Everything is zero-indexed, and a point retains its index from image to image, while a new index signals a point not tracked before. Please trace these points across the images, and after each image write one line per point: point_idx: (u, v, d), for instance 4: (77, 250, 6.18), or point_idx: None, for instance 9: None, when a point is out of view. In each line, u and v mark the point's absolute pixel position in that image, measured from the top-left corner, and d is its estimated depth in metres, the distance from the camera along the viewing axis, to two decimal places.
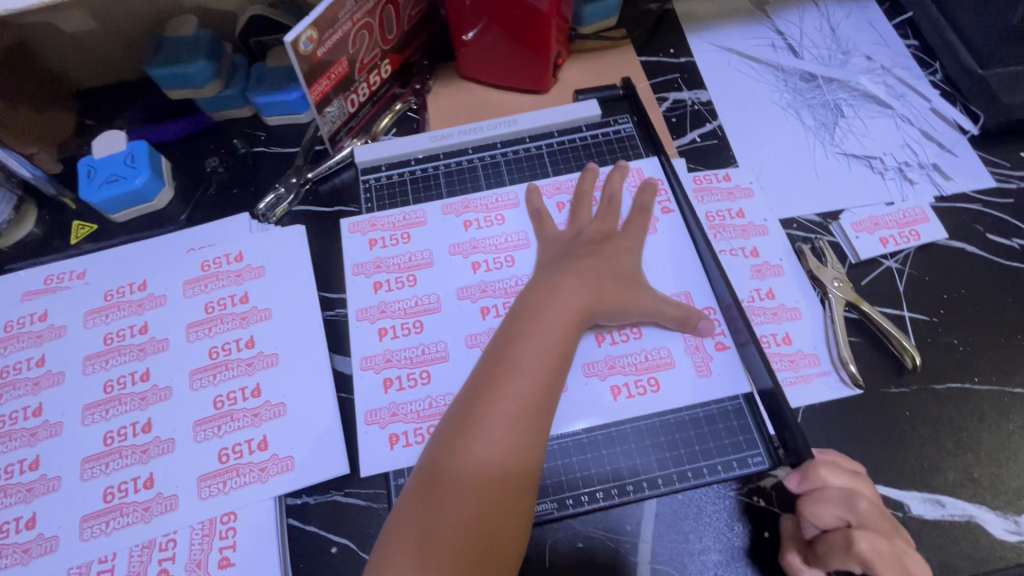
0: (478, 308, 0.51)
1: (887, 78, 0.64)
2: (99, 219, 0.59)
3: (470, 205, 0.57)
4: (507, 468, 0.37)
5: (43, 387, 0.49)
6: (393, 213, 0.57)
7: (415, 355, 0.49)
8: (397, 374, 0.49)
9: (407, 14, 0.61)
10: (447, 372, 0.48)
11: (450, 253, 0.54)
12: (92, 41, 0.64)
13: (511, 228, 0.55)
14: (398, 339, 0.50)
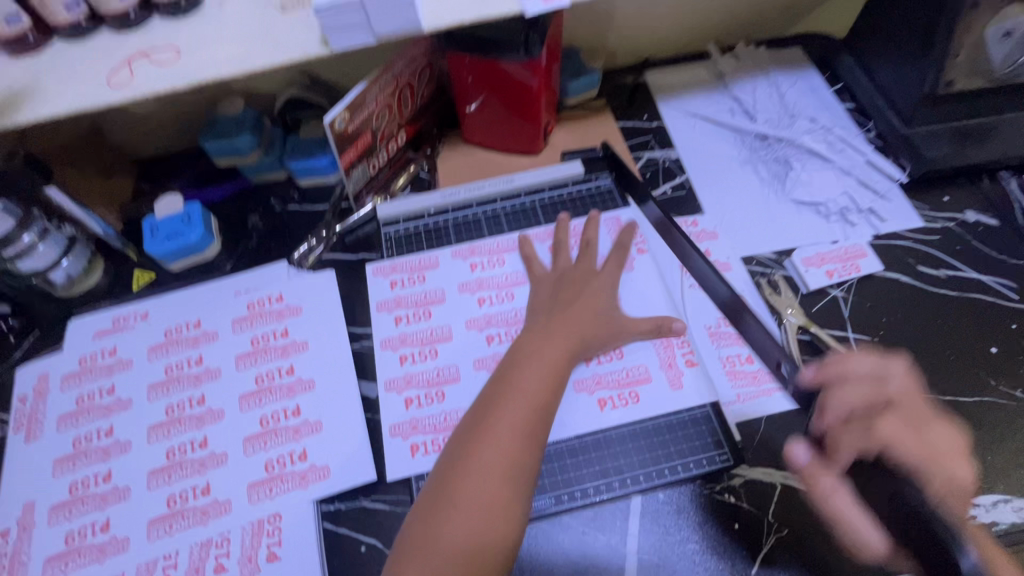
0: (484, 336, 0.60)
1: (829, 136, 0.75)
2: (157, 269, 0.69)
3: (475, 250, 0.66)
4: (489, 512, 0.43)
5: (114, 412, 0.57)
6: (410, 259, 0.66)
7: (430, 377, 0.58)
8: (416, 395, 0.57)
9: (420, 93, 0.73)
10: (458, 392, 0.57)
11: (459, 291, 0.63)
12: (153, 119, 0.76)
13: (510, 269, 0.65)
14: (416, 364, 0.59)
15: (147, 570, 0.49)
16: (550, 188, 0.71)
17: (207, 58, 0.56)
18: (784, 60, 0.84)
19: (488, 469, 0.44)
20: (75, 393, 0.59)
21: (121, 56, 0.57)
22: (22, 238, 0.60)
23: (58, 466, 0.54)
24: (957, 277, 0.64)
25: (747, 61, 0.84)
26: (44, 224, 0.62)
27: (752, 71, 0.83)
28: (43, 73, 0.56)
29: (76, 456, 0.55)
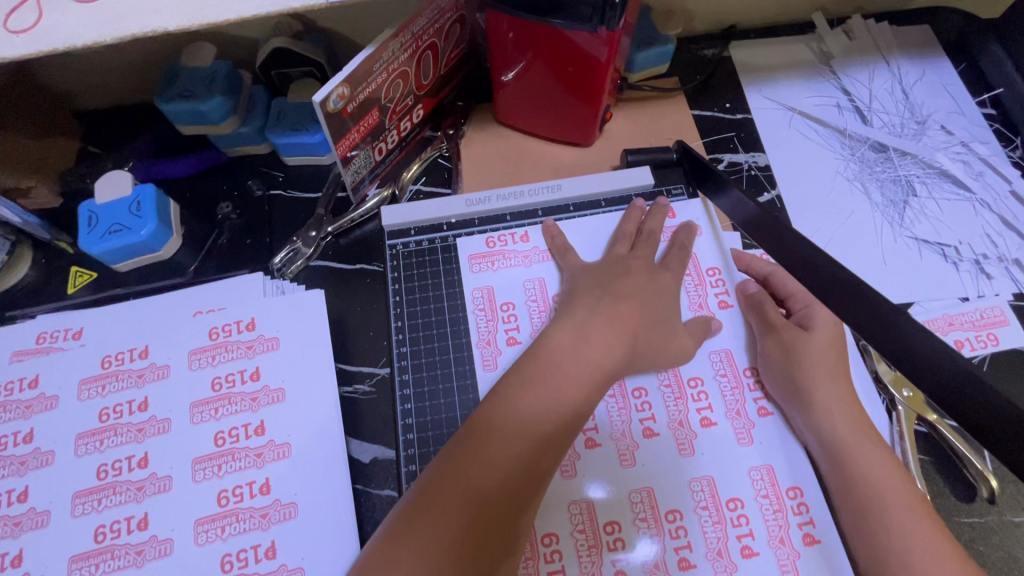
0: (524, 278, 0.52)
1: (967, 155, 0.58)
2: (100, 267, 0.54)
3: (504, 252, 0.53)
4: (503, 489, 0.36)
5: (30, 469, 0.44)
6: (423, 290, 0.52)
7: (505, 262, 0.52)
8: (491, 304, 0.51)
9: (446, 58, 0.55)
10: (529, 310, 0.50)
11: (481, 257, 0.52)
12: (99, 65, 0.59)
13: (534, 245, 0.53)
14: (502, 266, 0.52)
15: None
16: (608, 202, 0.55)
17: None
18: (911, 42, 0.65)
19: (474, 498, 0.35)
20: None
21: None
22: None
23: None
24: None
25: (863, 40, 0.65)
26: None
27: (869, 54, 0.65)
28: None
29: None
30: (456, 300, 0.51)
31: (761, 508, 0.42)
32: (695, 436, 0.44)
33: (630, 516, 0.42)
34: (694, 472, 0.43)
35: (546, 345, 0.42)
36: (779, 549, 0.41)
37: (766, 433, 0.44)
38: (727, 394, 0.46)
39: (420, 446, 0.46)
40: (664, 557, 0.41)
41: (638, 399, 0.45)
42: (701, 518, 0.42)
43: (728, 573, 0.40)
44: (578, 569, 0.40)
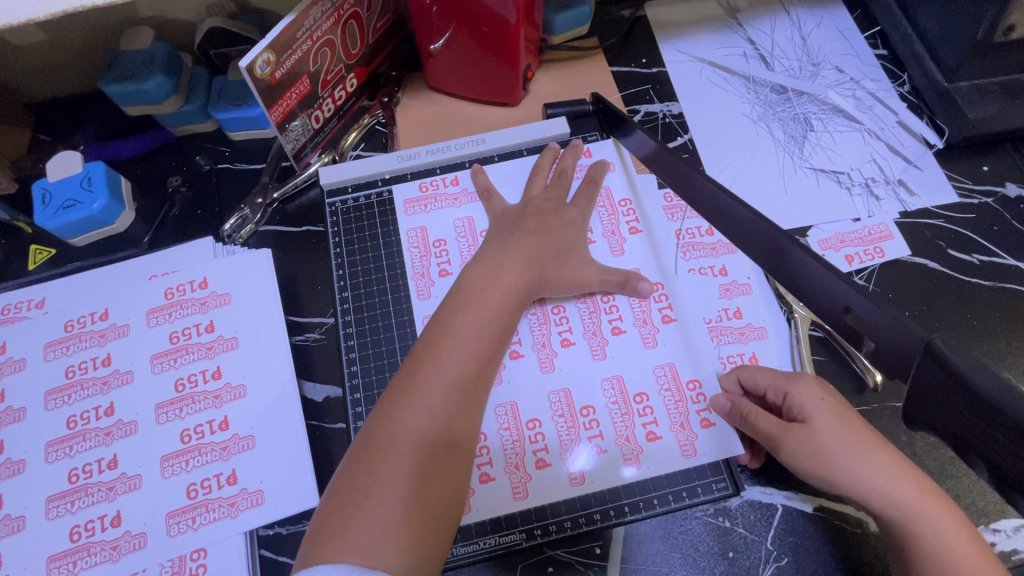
0: (453, 218, 0.56)
1: (857, 91, 0.64)
2: (58, 243, 0.58)
3: (433, 198, 0.57)
4: (452, 408, 0.40)
5: (3, 425, 0.48)
6: (361, 239, 0.56)
7: (436, 204, 0.57)
8: (424, 246, 0.55)
9: (372, 28, 0.59)
10: (458, 247, 0.55)
11: (411, 204, 0.57)
12: (46, 55, 0.62)
13: (463, 187, 0.58)
14: (432, 209, 0.57)
15: None
16: (529, 151, 0.60)
17: None
18: None
19: (430, 418, 0.39)
20: None
21: None
22: None
23: None
24: (991, 263, 0.56)
25: None
26: None
27: (771, 6, 0.70)
28: None
29: None
30: (393, 243, 0.56)
31: (664, 399, 0.48)
32: (607, 343, 0.50)
33: (549, 413, 0.48)
34: (605, 373, 0.49)
35: (468, 276, 0.47)
36: (679, 432, 0.47)
37: (667, 337, 0.51)
38: (636, 306, 0.52)
39: (366, 379, 0.51)
40: (579, 444, 0.47)
41: (557, 316, 0.51)
42: (612, 411, 0.48)
43: (636, 452, 0.46)
44: (502, 458, 0.46)
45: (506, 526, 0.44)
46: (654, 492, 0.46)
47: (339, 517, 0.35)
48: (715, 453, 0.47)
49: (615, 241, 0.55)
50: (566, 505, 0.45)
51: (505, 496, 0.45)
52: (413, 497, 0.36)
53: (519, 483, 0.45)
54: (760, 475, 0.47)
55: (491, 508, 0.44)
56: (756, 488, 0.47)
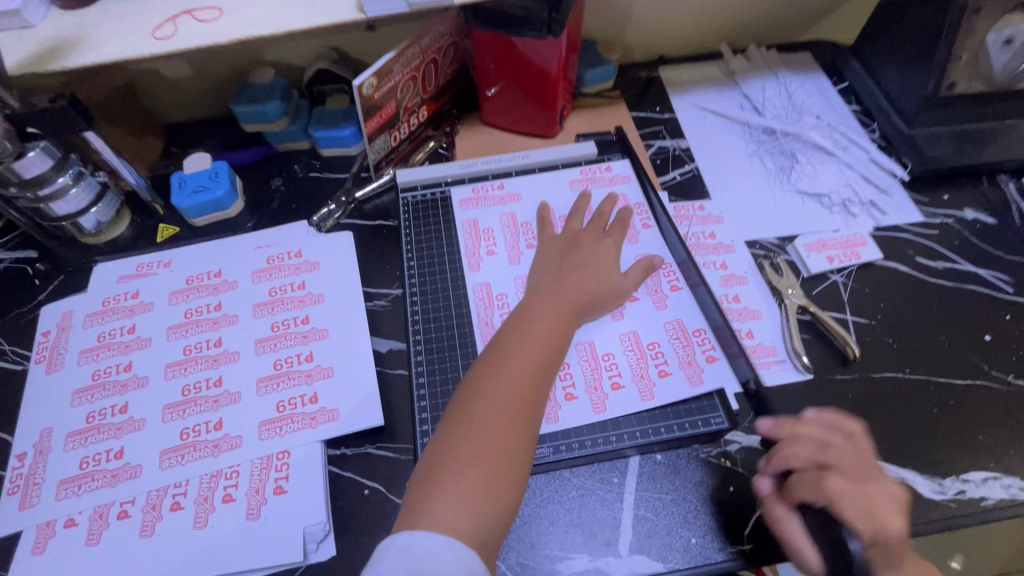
0: (500, 215, 0.69)
1: (834, 133, 0.77)
2: (181, 224, 0.72)
3: (483, 198, 0.71)
4: (525, 390, 0.47)
5: (133, 349, 0.59)
6: (423, 227, 0.69)
7: (490, 202, 0.71)
8: (476, 234, 0.68)
9: (444, 72, 0.76)
10: (502, 235, 0.68)
11: (465, 203, 0.70)
12: (189, 85, 0.80)
13: (509, 190, 0.72)
14: (482, 207, 0.70)
15: (158, 496, 0.51)
16: (564, 166, 0.74)
17: (247, 19, 0.59)
18: (794, 63, 0.87)
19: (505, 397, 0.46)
20: (97, 330, 0.61)
21: (167, 13, 0.60)
22: (58, 179, 0.62)
23: (76, 397, 0.57)
24: (953, 268, 0.67)
25: (757, 62, 0.87)
26: (80, 168, 0.64)
27: (762, 71, 0.86)
28: (92, 25, 0.60)
29: (94, 388, 0.57)
30: (450, 230, 0.68)
31: (673, 344, 0.59)
32: (625, 306, 0.61)
33: (576, 359, 0.58)
34: (622, 329, 0.60)
35: None
36: (687, 369, 0.57)
37: (674, 302, 0.62)
38: (648, 280, 0.63)
39: (425, 333, 0.61)
40: (600, 382, 0.57)
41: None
42: (629, 356, 0.58)
43: (650, 387, 0.56)
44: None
45: (537, 442, 0.54)
46: (662, 422, 0.55)
47: (430, 475, 0.43)
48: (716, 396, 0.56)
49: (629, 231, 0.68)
50: (589, 428, 0.55)
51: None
52: (492, 459, 0.43)
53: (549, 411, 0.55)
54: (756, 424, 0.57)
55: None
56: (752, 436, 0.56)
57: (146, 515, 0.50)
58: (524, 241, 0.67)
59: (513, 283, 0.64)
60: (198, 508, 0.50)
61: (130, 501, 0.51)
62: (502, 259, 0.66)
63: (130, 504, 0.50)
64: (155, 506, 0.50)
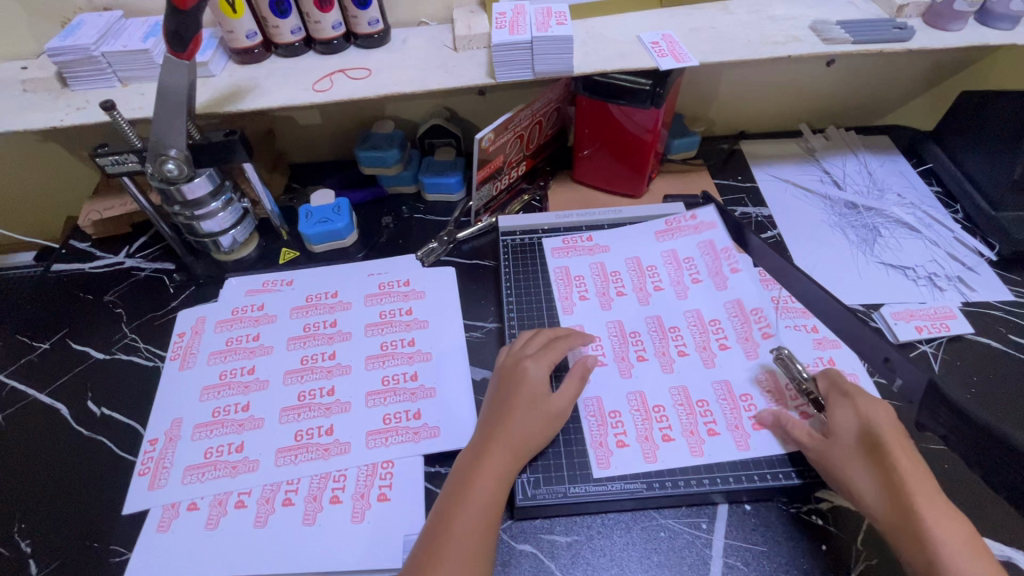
0: (584, 261, 0.75)
1: (918, 211, 0.80)
2: (301, 250, 0.80)
3: (569, 247, 0.76)
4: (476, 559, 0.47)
5: (257, 355, 0.65)
6: (522, 273, 0.73)
7: (579, 249, 0.76)
8: (563, 277, 0.73)
9: (545, 133, 0.84)
10: (594, 283, 0.72)
11: (554, 253, 0.75)
12: (319, 132, 0.90)
13: (596, 240, 0.77)
14: (570, 255, 0.75)
15: (272, 490, 0.55)
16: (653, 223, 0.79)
17: (394, 78, 0.69)
18: (873, 144, 0.91)
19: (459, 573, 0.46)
20: (226, 335, 0.68)
21: (325, 70, 0.71)
22: (212, 203, 0.71)
23: (205, 392, 0.63)
24: None
25: (837, 142, 0.92)
26: (230, 194, 0.73)
27: (842, 150, 0.91)
28: (263, 77, 0.71)
29: (221, 386, 0.63)
30: (545, 272, 0.74)
31: (762, 398, 0.60)
32: (717, 355, 0.64)
33: (671, 402, 0.60)
34: (715, 376, 0.62)
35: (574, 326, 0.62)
36: (770, 428, 0.58)
37: (765, 353, 0.64)
38: (737, 329, 0.66)
39: None
40: (696, 427, 0.58)
41: (673, 333, 0.66)
42: (723, 405, 0.60)
43: (745, 437, 0.58)
44: (590, 437, 0.58)
45: (630, 477, 0.55)
46: (754, 470, 0.55)
47: None
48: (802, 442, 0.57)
49: (718, 280, 0.71)
50: (682, 469, 0.56)
51: (638, 457, 0.56)
52: None
53: (604, 455, 0.56)
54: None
55: (629, 465, 0.56)
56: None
57: (260, 507, 0.54)
58: (615, 289, 0.71)
59: (607, 328, 0.67)
60: (307, 506, 0.54)
61: (247, 492, 0.55)
62: (594, 304, 0.70)
63: (247, 495, 0.55)
64: (269, 499, 0.54)
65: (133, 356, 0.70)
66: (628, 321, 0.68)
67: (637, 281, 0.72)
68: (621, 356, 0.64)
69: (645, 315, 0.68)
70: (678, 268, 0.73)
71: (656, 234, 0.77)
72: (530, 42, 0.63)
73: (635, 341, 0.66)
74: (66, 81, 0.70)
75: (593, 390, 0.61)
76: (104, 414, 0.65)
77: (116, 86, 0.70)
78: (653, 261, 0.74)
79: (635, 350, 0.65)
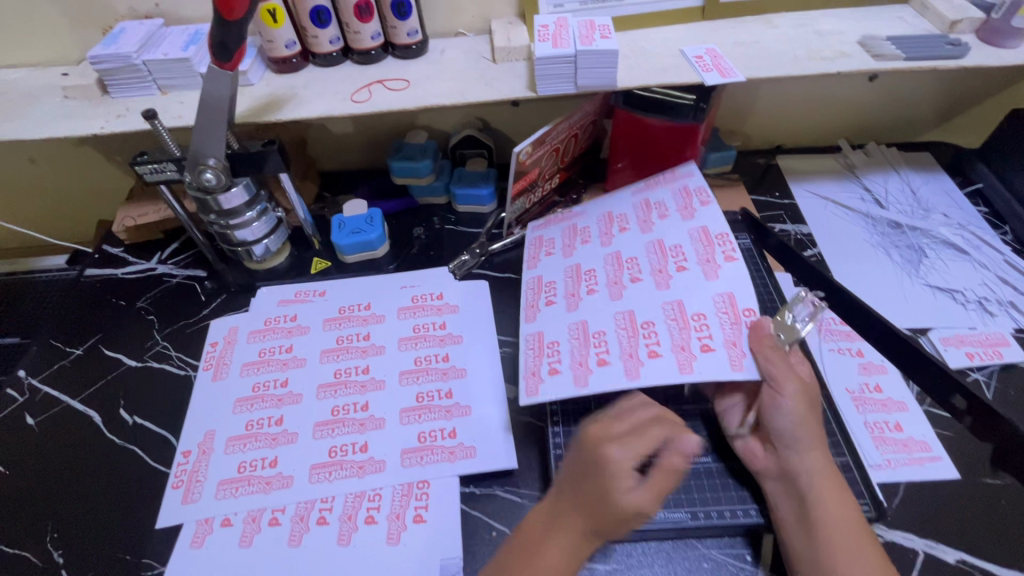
0: (580, 225, 0.73)
1: (965, 232, 0.78)
2: (332, 260, 0.79)
3: (558, 219, 0.76)
4: None
5: (290, 367, 0.65)
6: (536, 246, 0.74)
7: (572, 221, 0.75)
8: (552, 241, 0.73)
9: (580, 145, 0.83)
10: (588, 248, 0.69)
11: (548, 223, 0.76)
12: (350, 141, 0.90)
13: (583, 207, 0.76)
14: (564, 223, 0.75)
15: (306, 508, 0.54)
16: None
17: (433, 89, 0.68)
18: (916, 161, 0.89)
19: None
20: (259, 346, 0.68)
21: (363, 81, 0.70)
22: (247, 213, 0.71)
23: (238, 404, 0.62)
24: None
25: (877, 158, 0.90)
26: (265, 204, 0.73)
27: (883, 167, 0.88)
28: (301, 87, 0.70)
29: (254, 399, 0.62)
30: None
31: (721, 320, 0.54)
32: (671, 277, 0.60)
33: (662, 317, 0.56)
34: (715, 290, 0.56)
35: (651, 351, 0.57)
36: (730, 348, 0.52)
37: (729, 270, 0.57)
38: (701, 251, 0.60)
39: None
40: (688, 341, 0.53)
41: (629, 264, 0.64)
42: (721, 319, 0.54)
43: (739, 355, 0.51)
44: (524, 368, 0.59)
45: (673, 506, 0.54)
46: None
47: None
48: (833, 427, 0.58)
49: (686, 211, 0.66)
50: (727, 498, 0.54)
51: (569, 382, 0.55)
52: None
53: (532, 385, 0.56)
54: (900, 520, 0.54)
55: (602, 380, 0.53)
56: (897, 532, 0.54)
57: (295, 525, 0.53)
58: (580, 240, 0.71)
59: (564, 272, 0.67)
60: (342, 526, 0.53)
61: (281, 509, 0.54)
62: (558, 256, 0.70)
63: (281, 513, 0.54)
64: (303, 517, 0.53)
65: (165, 364, 0.70)
66: (625, 252, 0.65)
67: (603, 228, 0.70)
68: (614, 280, 0.63)
69: (605, 254, 0.67)
70: (647, 210, 0.69)
71: (629, 189, 0.73)
72: (573, 56, 0.61)
73: (629, 266, 0.63)
74: (106, 89, 0.70)
75: (580, 315, 0.61)
76: (137, 423, 0.64)
77: (155, 93, 0.70)
78: (624, 210, 0.71)
79: (586, 285, 0.64)
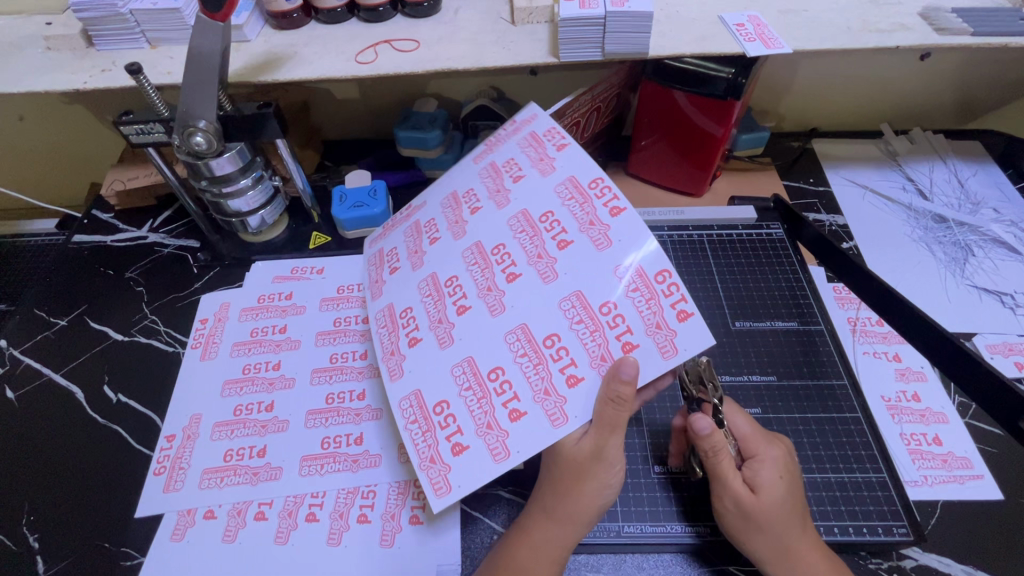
0: (432, 219, 0.55)
1: (1018, 230, 0.72)
2: (333, 234, 0.74)
3: (402, 219, 0.59)
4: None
5: (283, 349, 0.61)
6: (375, 266, 0.58)
7: (417, 227, 0.56)
8: (397, 261, 0.56)
9: (600, 120, 0.77)
10: (440, 249, 0.52)
11: (393, 229, 0.59)
12: (356, 107, 0.84)
13: (421, 202, 0.58)
14: (411, 228, 0.57)
15: (295, 503, 0.50)
16: (718, 227, 0.72)
17: (445, 52, 0.62)
18: (965, 150, 0.82)
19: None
20: (251, 325, 0.64)
21: (370, 40, 0.64)
22: (240, 180, 0.65)
23: (227, 387, 0.58)
24: None
25: (923, 145, 0.83)
26: (261, 172, 0.67)
27: (929, 155, 0.82)
28: (301, 45, 0.64)
29: (244, 381, 0.59)
30: None
31: (633, 303, 0.43)
32: (555, 261, 0.46)
33: (565, 324, 0.44)
34: (615, 262, 0.44)
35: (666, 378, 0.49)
36: (655, 335, 0.42)
37: (621, 231, 0.44)
38: (577, 211, 0.46)
39: None
40: (608, 348, 0.43)
41: (496, 255, 0.48)
42: (634, 301, 0.43)
43: (670, 338, 0.42)
44: (417, 454, 0.45)
45: (691, 518, 0.50)
46: (835, 521, 0.49)
47: None
48: (870, 439, 0.54)
49: (544, 165, 0.49)
50: None
51: (483, 459, 0.43)
52: None
53: (438, 478, 0.43)
54: (937, 542, 0.49)
55: (526, 442, 0.42)
56: (932, 555, 0.49)
57: (282, 521, 0.49)
58: (427, 240, 0.54)
59: (418, 290, 0.52)
60: (333, 524, 0.49)
61: (268, 502, 0.51)
62: (405, 271, 0.54)
63: (268, 507, 0.50)
64: (291, 513, 0.50)
65: (152, 340, 0.66)
66: (483, 237, 0.50)
67: (451, 216, 0.53)
68: (486, 288, 0.48)
69: (459, 249, 0.51)
70: (497, 176, 0.52)
71: (469, 158, 0.56)
72: (603, 18, 0.55)
73: (497, 257, 0.48)
74: (91, 40, 0.65)
75: (462, 348, 0.47)
76: (121, 401, 0.60)
77: (144, 47, 0.65)
78: (469, 184, 0.54)
79: (451, 304, 0.49)
